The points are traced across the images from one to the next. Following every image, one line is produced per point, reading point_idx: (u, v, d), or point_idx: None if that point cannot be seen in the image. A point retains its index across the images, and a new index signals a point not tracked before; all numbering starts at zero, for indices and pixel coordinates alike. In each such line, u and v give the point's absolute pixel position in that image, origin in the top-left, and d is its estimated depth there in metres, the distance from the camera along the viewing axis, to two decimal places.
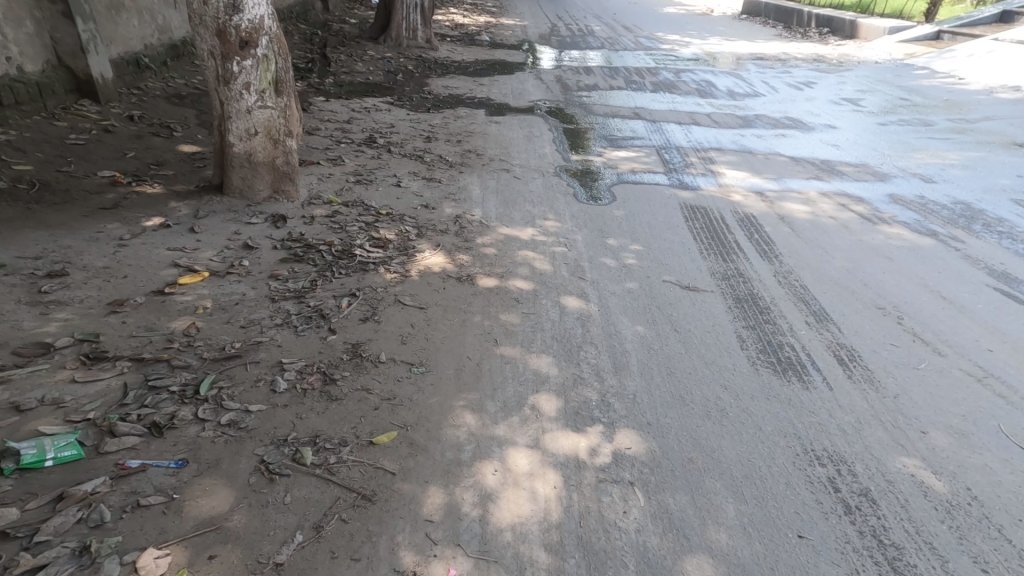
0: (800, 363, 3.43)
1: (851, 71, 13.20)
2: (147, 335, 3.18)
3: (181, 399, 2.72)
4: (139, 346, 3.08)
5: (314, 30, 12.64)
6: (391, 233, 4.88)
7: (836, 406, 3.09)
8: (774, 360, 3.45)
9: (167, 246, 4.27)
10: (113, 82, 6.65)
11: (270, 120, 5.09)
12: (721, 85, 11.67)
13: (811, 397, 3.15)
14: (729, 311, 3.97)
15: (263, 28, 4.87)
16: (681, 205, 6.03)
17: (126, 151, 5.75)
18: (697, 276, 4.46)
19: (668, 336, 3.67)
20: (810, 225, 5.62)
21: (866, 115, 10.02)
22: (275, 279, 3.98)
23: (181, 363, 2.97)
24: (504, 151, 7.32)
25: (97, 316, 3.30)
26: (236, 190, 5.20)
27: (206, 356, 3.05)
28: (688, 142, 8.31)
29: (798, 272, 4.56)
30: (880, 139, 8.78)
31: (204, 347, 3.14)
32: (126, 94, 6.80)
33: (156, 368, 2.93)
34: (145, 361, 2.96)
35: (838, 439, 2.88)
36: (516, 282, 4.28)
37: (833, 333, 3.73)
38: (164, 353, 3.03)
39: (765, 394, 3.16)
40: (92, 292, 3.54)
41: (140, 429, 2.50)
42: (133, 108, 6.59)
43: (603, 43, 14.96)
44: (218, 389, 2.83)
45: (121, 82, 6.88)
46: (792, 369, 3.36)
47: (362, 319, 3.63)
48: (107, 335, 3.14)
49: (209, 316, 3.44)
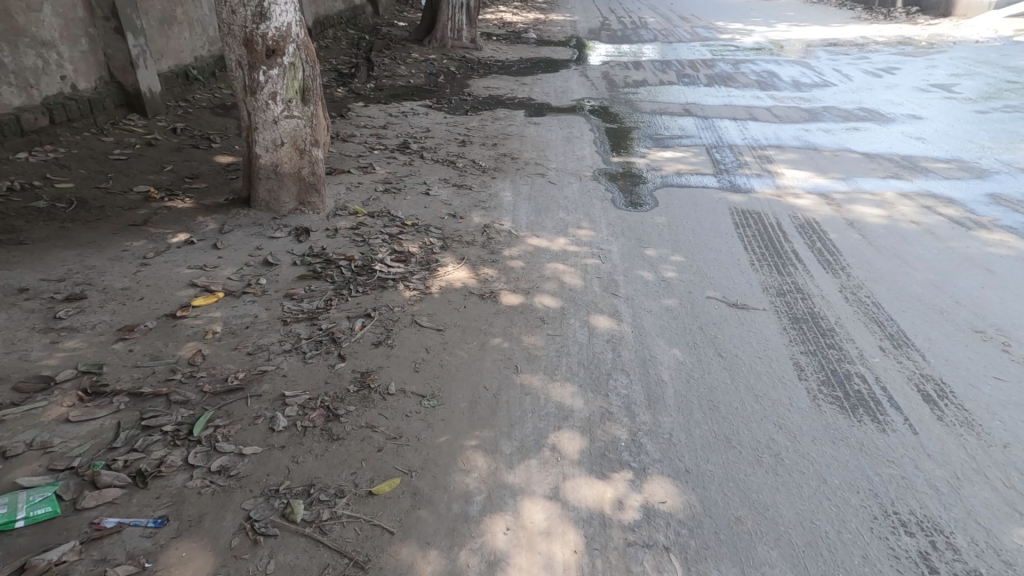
0: (872, 397, 2.94)
1: (943, 53, 12.18)
2: (150, 364, 3.02)
3: (173, 441, 2.54)
4: (141, 378, 2.91)
5: (361, 35, 12.63)
6: (415, 246, 4.65)
7: (923, 456, 2.60)
8: (841, 394, 2.96)
9: (188, 263, 4.13)
10: (161, 95, 6.68)
11: (296, 130, 4.93)
12: (784, 75, 10.94)
13: (890, 442, 2.67)
14: (784, 334, 3.50)
15: (291, 36, 4.70)
16: (732, 211, 5.54)
17: (164, 164, 5.70)
18: (748, 292, 4.01)
19: (713, 362, 3.25)
20: (884, 231, 5.04)
21: (961, 102, 9.19)
22: (290, 299, 3.78)
23: (180, 397, 2.79)
24: (542, 154, 6.98)
25: (105, 344, 3.16)
26: (263, 203, 5.05)
27: (206, 390, 2.86)
28: (743, 139, 7.74)
29: (870, 288, 4.02)
30: (978, 129, 8.03)
31: (204, 378, 2.95)
32: (174, 106, 6.83)
33: (153, 404, 2.75)
34: (144, 396, 2.79)
35: (928, 500, 2.41)
36: (542, 299, 3.95)
37: (915, 362, 3.22)
38: (165, 386, 2.86)
39: (830, 435, 2.69)
40: (105, 317, 3.41)
41: (124, 480, 2.33)
42: (178, 121, 6.60)
43: (655, 36, 14.35)
44: (213, 428, 2.63)
45: (169, 94, 6.91)
46: (864, 406, 2.88)
47: (374, 344, 3.38)
48: (111, 366, 2.99)
49: (216, 342, 3.27)
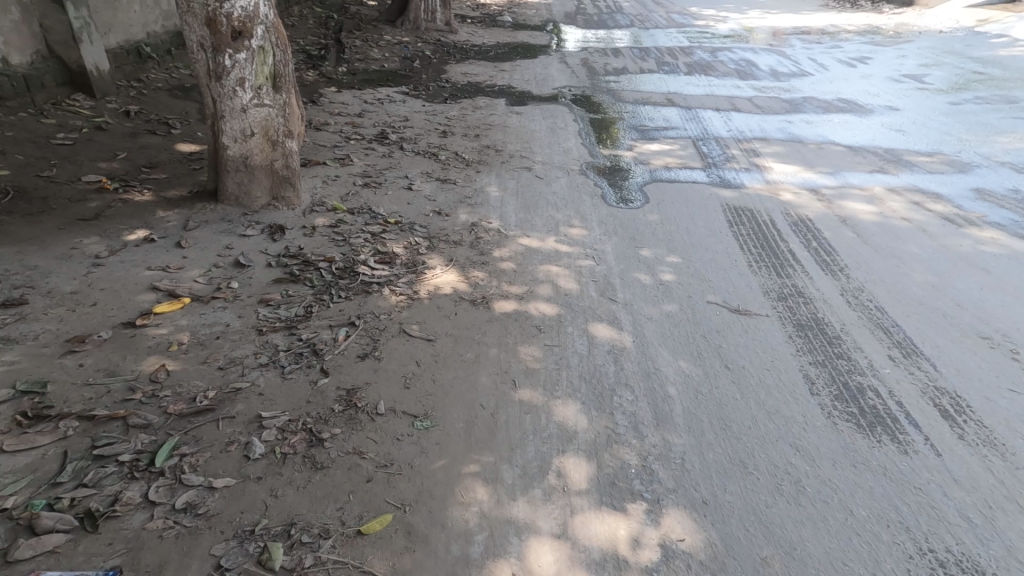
0: (888, 414, 2.85)
1: (910, 43, 12.23)
2: (105, 382, 2.66)
3: (129, 474, 2.26)
4: (93, 398, 2.57)
5: (330, 14, 12.13)
6: (399, 246, 4.41)
7: (950, 482, 2.51)
8: (856, 410, 2.87)
9: (149, 264, 3.75)
10: (110, 74, 6.23)
11: (268, 120, 4.60)
12: (762, 64, 10.85)
13: (913, 465, 2.57)
14: (791, 343, 3.40)
15: (259, 17, 4.35)
16: (724, 207, 5.41)
17: (117, 151, 5.28)
18: (749, 296, 3.93)
19: (720, 376, 3.14)
20: (878, 228, 4.95)
21: (935, 94, 9.21)
22: (265, 305, 3.49)
23: (140, 421, 2.47)
24: (526, 145, 6.74)
25: (50, 357, 2.78)
26: (232, 197, 4.71)
27: (170, 411, 2.54)
28: (728, 131, 7.60)
29: (871, 289, 3.93)
30: (954, 121, 8.03)
31: (169, 398, 2.61)
32: (125, 87, 6.38)
33: (108, 429, 2.43)
34: (97, 419, 2.47)
35: (962, 533, 2.30)
36: (538, 305, 3.83)
37: (927, 373, 3.13)
38: (123, 408, 2.53)
39: (851, 459, 2.59)
40: (50, 325, 3.01)
41: (70, 523, 2.07)
42: (131, 103, 6.16)
43: (631, 21, 14.11)
44: (178, 458, 2.34)
45: (119, 73, 6.46)
46: (881, 425, 2.78)
47: (360, 357, 3.14)
48: (56, 384, 2.63)
49: (182, 355, 2.91)
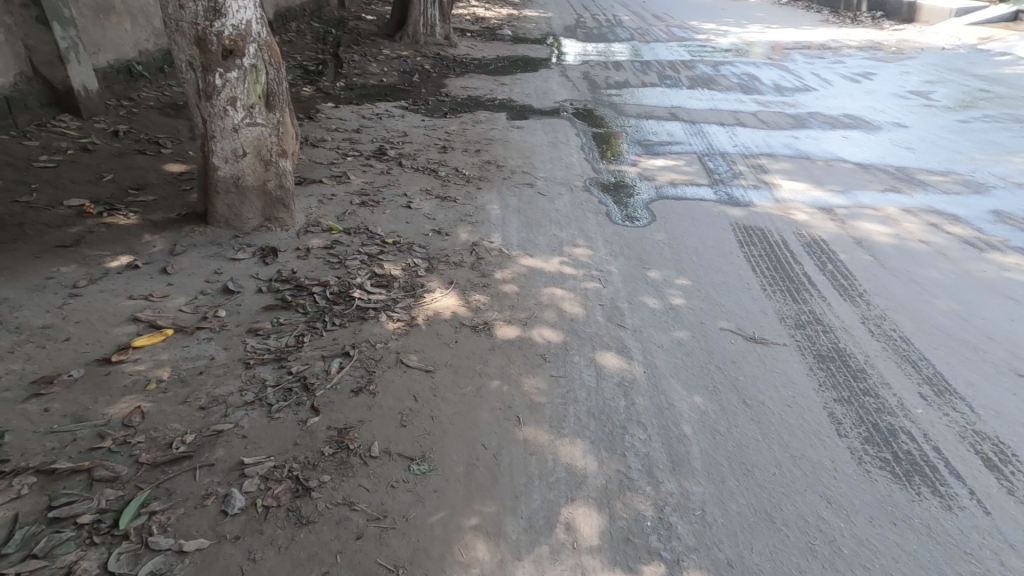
0: (926, 461, 2.74)
1: (913, 60, 12.13)
2: (70, 429, 2.44)
3: (87, 540, 2.03)
4: (57, 448, 2.36)
5: (328, 29, 12.06)
6: (397, 268, 4.22)
7: (1002, 546, 2.37)
8: (890, 456, 2.76)
9: (130, 293, 3.55)
10: (98, 93, 6.09)
11: (260, 139, 4.42)
12: (765, 78, 10.73)
13: (960, 525, 2.45)
14: (812, 376, 3.28)
15: (251, 35, 4.19)
16: (733, 227, 5.27)
17: (103, 173, 5.11)
18: (764, 323, 3.81)
19: (740, 412, 3.00)
20: (895, 251, 4.81)
21: (943, 110, 9.08)
22: (254, 335, 3.29)
23: (106, 474, 2.26)
24: (527, 161, 6.57)
25: (13, 402, 2.57)
26: (222, 219, 4.52)
27: (142, 461, 2.33)
28: (733, 146, 7.44)
29: (894, 318, 3.85)
30: (965, 139, 7.89)
31: (140, 446, 2.40)
32: (114, 105, 6.24)
33: (70, 485, 2.22)
34: (58, 473, 2.25)
35: None
36: (542, 332, 3.65)
37: (965, 417, 3.01)
38: (89, 459, 2.32)
39: (890, 516, 2.46)
40: (16, 365, 2.81)
41: None
42: (120, 122, 6.01)
43: (631, 34, 14.02)
44: (146, 517, 2.12)
45: (109, 92, 6.32)
46: (921, 477, 2.66)
47: (353, 392, 2.92)
48: (16, 433, 2.42)
49: (159, 396, 2.69)
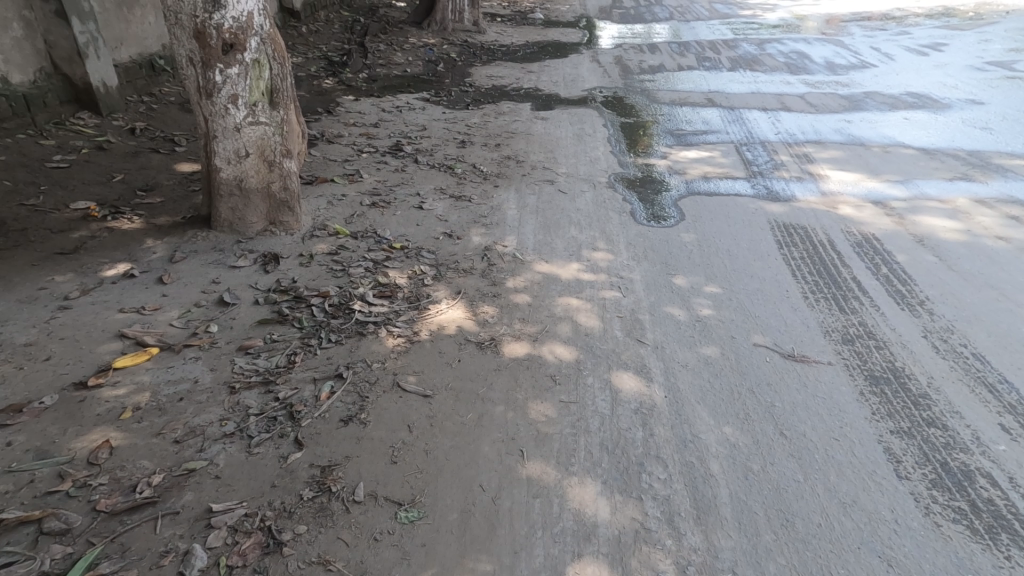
0: (1013, 514, 2.34)
1: (993, 26, 11.21)
2: (30, 469, 2.33)
3: None
4: (11, 492, 2.24)
5: (355, 17, 11.84)
6: (402, 276, 3.99)
7: None
8: (967, 507, 2.37)
9: (121, 305, 3.40)
10: (118, 89, 5.98)
11: (263, 139, 4.19)
12: (815, 56, 10.03)
13: None
14: (863, 403, 2.86)
15: (253, 28, 3.93)
16: (772, 225, 4.84)
17: (114, 173, 4.98)
18: (807, 337, 3.40)
19: (777, 446, 2.62)
20: (966, 250, 4.41)
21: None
22: (244, 353, 3.15)
23: (57, 526, 2.13)
24: (549, 155, 6.22)
25: None
26: (226, 223, 4.32)
27: (99, 509, 2.21)
28: (776, 134, 6.92)
29: (963, 331, 3.42)
30: None
31: (100, 492, 2.27)
32: (134, 102, 6.12)
33: (18, 537, 2.09)
34: (6, 524, 2.13)
35: None
36: (554, 349, 3.36)
37: None
38: (43, 507, 2.20)
39: None
40: None
41: None
42: (138, 119, 5.88)
43: (670, 14, 13.36)
44: None
45: (130, 88, 6.21)
46: (1009, 533, 2.26)
47: (342, 422, 2.78)
48: None
49: (132, 428, 2.57)
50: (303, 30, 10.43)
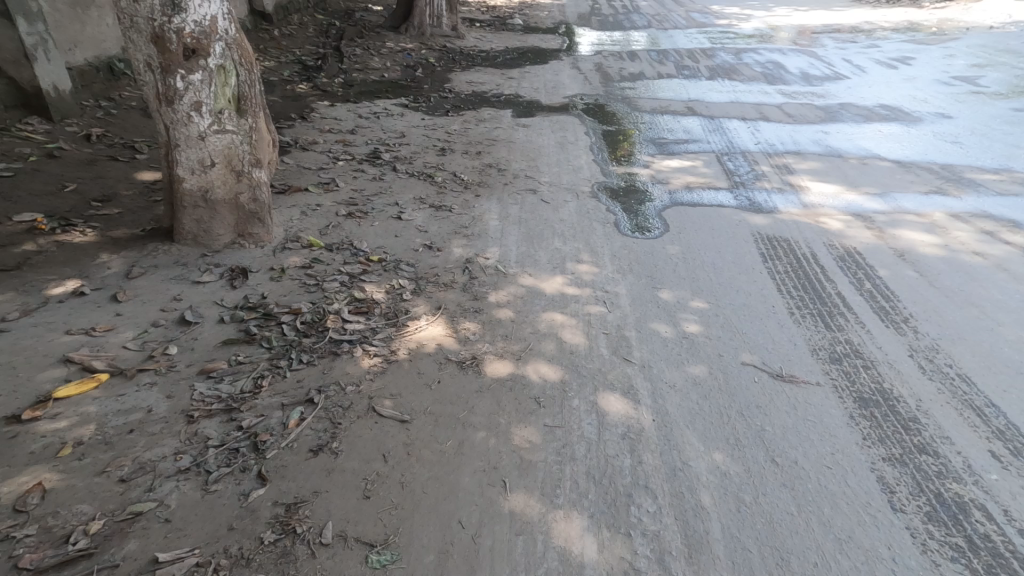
0: (1011, 551, 2.25)
1: (956, 41, 11.43)
2: None
3: None
4: None
5: (331, 21, 11.63)
6: (379, 290, 3.82)
7: None
8: (965, 543, 2.28)
9: (69, 328, 3.23)
10: (73, 94, 5.72)
11: (231, 148, 4.00)
12: (791, 66, 10.09)
13: None
14: (854, 427, 2.77)
15: (217, 32, 3.74)
16: (756, 237, 4.77)
17: (66, 182, 4.73)
18: (794, 356, 3.31)
19: (768, 474, 2.52)
20: (945, 266, 4.38)
21: (993, 98, 8.45)
22: (206, 377, 2.99)
23: None
24: (531, 164, 6.10)
25: None
26: (190, 235, 4.11)
27: (23, 562, 2.06)
28: (756, 144, 6.90)
29: (949, 350, 3.37)
30: (1019, 131, 7.31)
31: (26, 545, 2.13)
32: (91, 107, 5.86)
33: None
34: None
35: None
36: (538, 368, 3.22)
37: None
38: None
39: None
40: None
41: None
42: (95, 125, 5.63)
43: (648, 22, 13.39)
44: None
45: (87, 92, 5.96)
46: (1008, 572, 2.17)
47: (311, 452, 2.63)
48: None
49: (71, 466, 2.44)
50: (275, 33, 10.20)
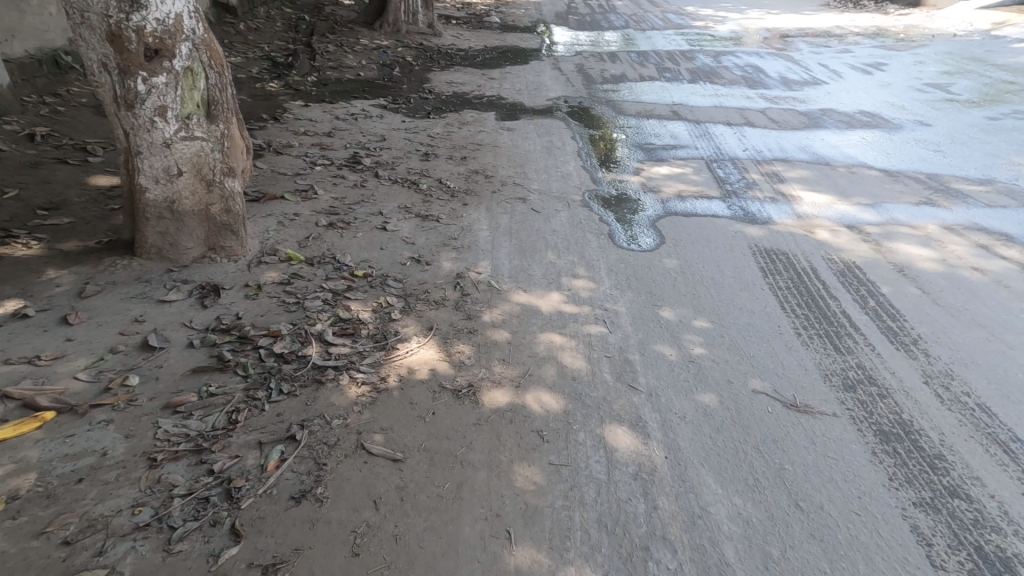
0: None
1: (926, 47, 11.54)
2: None
3: None
4: None
5: (300, 15, 11.22)
6: (366, 309, 3.56)
7: None
8: None
9: (10, 357, 2.90)
10: (13, 89, 5.30)
11: (199, 155, 3.68)
12: (770, 70, 10.05)
13: None
14: (880, 467, 2.64)
15: (182, 32, 3.43)
16: (753, 250, 4.62)
17: (7, 188, 4.34)
18: (807, 382, 3.15)
19: (795, 523, 2.36)
20: (945, 281, 4.28)
21: (969, 106, 8.50)
22: (172, 413, 2.69)
23: None
24: (518, 170, 5.87)
25: None
26: (153, 248, 3.77)
27: None
28: (744, 150, 6.77)
29: (964, 376, 3.25)
30: (998, 139, 7.34)
31: None
32: (35, 104, 5.44)
33: None
34: None
35: None
36: (539, 397, 3.00)
37: None
38: None
39: None
40: None
41: None
42: (39, 124, 5.22)
43: (625, 22, 13.26)
44: None
45: (30, 87, 5.54)
46: None
47: (293, 501, 2.36)
48: None
49: (3, 527, 2.14)
50: (241, 27, 9.77)
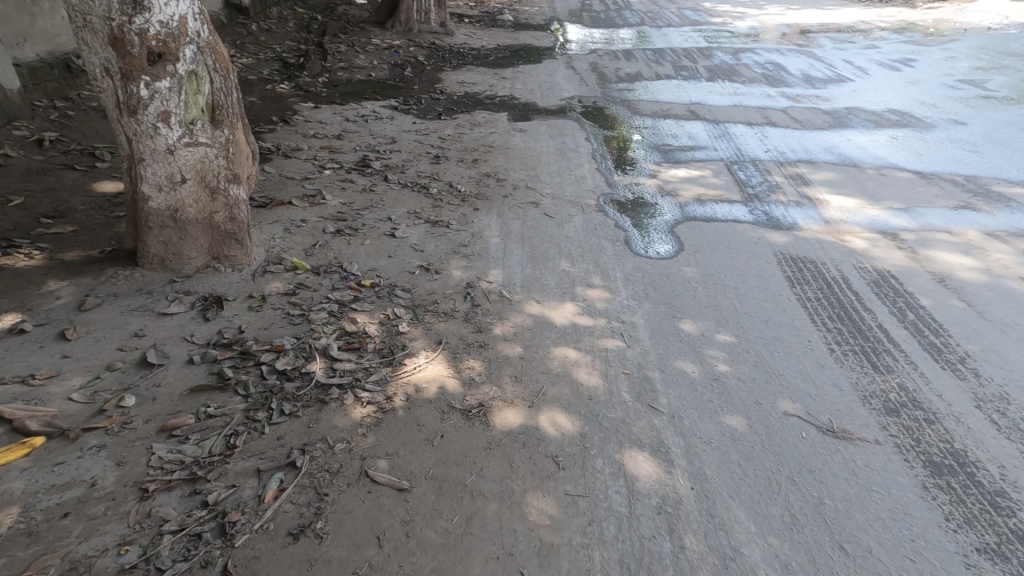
0: None
1: (954, 42, 11.15)
2: None
3: None
4: None
5: (312, 15, 11.11)
6: (372, 322, 3.39)
7: None
8: None
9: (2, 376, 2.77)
10: (21, 94, 5.22)
11: (203, 162, 3.54)
12: (792, 68, 9.75)
13: None
14: (934, 506, 2.45)
15: (186, 35, 3.28)
16: (779, 258, 4.39)
17: (10, 195, 4.24)
18: (846, 405, 2.95)
19: (840, 569, 2.18)
20: (989, 293, 4.03)
21: (1003, 103, 8.14)
22: (168, 437, 2.55)
23: None
24: (532, 173, 5.69)
25: None
26: (156, 258, 3.64)
27: None
28: (766, 151, 6.53)
29: (1018, 400, 3.03)
30: None
31: None
32: (44, 108, 5.36)
33: None
34: None
35: None
36: (554, 419, 2.81)
37: None
38: None
39: None
40: None
41: None
42: (47, 128, 5.13)
43: (641, 19, 12.99)
44: None
45: (39, 91, 5.46)
46: None
47: (291, 537, 2.20)
48: None
49: None
50: (253, 28, 9.68)
